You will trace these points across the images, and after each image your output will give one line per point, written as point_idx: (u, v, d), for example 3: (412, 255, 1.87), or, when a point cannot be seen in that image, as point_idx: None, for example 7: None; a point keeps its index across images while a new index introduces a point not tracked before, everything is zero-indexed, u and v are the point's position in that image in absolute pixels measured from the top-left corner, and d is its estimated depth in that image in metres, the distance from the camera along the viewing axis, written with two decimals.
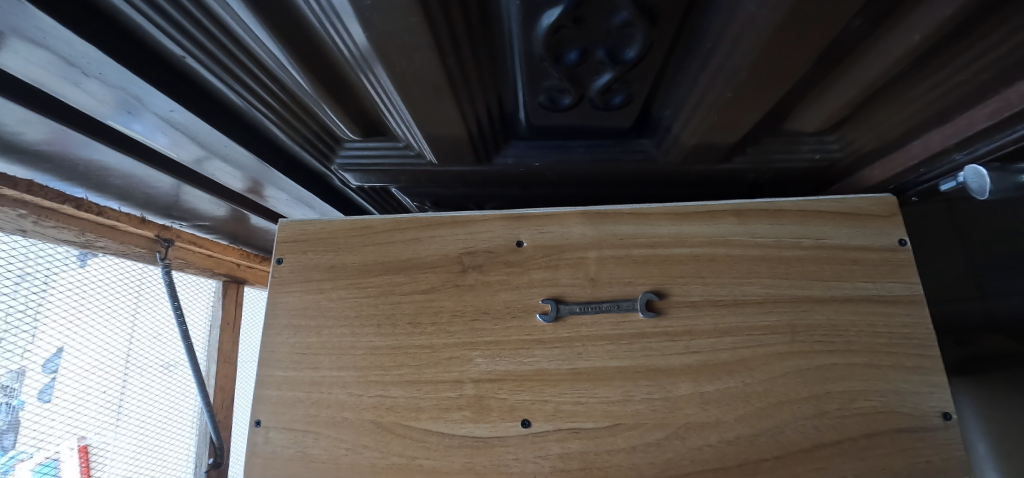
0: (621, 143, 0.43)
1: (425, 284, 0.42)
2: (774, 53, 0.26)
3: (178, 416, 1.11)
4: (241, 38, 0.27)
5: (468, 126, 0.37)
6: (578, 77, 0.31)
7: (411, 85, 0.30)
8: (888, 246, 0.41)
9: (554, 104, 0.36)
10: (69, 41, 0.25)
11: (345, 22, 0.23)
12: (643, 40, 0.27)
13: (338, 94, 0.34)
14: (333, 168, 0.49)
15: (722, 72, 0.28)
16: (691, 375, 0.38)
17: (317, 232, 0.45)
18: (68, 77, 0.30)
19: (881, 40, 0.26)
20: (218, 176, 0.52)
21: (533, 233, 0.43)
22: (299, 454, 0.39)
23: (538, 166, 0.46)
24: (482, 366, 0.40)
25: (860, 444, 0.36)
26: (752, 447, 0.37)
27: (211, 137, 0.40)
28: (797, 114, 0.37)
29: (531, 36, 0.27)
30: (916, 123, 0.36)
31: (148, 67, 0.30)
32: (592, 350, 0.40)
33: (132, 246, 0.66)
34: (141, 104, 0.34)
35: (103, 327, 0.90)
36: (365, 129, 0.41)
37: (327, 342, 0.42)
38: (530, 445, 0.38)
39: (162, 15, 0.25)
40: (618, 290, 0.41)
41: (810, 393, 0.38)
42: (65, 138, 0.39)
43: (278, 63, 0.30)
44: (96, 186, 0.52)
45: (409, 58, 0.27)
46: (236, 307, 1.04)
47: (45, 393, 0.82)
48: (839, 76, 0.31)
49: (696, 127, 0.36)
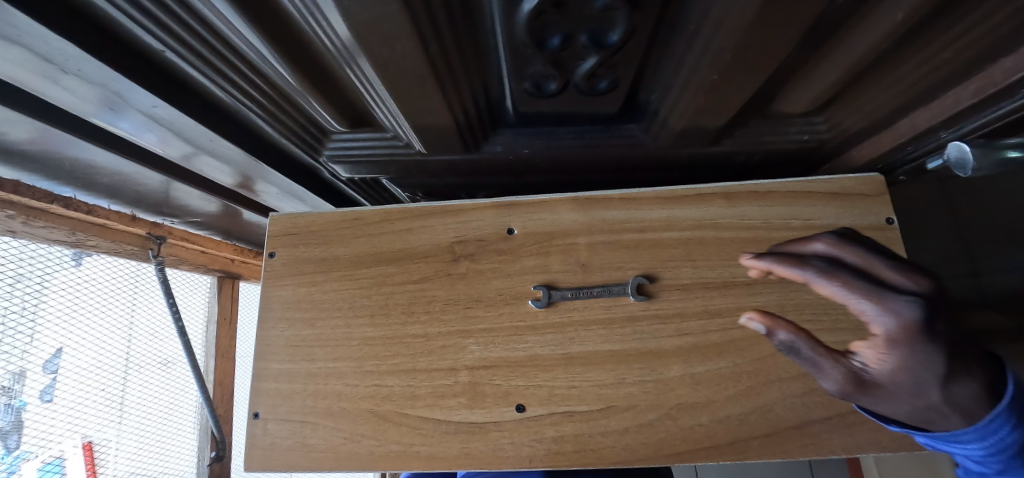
0: (610, 129, 0.42)
1: (417, 274, 0.43)
2: (756, 33, 0.26)
3: (178, 412, 1.09)
4: (219, 30, 0.27)
5: (455, 115, 0.37)
6: (563, 62, 0.31)
7: (394, 72, 0.30)
8: (875, 225, 0.41)
9: (540, 91, 0.35)
10: (45, 37, 0.25)
11: (324, 12, 0.23)
12: (626, 23, 0.27)
13: (321, 84, 0.34)
14: (322, 160, 0.49)
15: (707, 53, 0.28)
16: (682, 357, 0.39)
17: (307, 225, 0.45)
18: (47, 74, 0.29)
19: (865, 16, 0.26)
20: (207, 171, 0.51)
21: (523, 221, 0.43)
22: (297, 444, 0.40)
23: (527, 154, 0.45)
24: (476, 353, 0.40)
25: (847, 419, 0.37)
26: (743, 425, 0.37)
27: (197, 131, 0.40)
28: (785, 94, 0.37)
29: (513, 21, 0.27)
30: (903, 102, 0.36)
31: (127, 62, 0.30)
32: (584, 335, 0.40)
33: (123, 244, 0.65)
34: (123, 100, 0.34)
35: (102, 324, 0.89)
36: (350, 120, 0.41)
37: (322, 334, 0.42)
38: (524, 429, 0.38)
39: (139, 9, 0.25)
40: (609, 275, 0.41)
41: (799, 372, 0.38)
42: (49, 136, 0.39)
43: (259, 54, 0.29)
44: (85, 185, 0.52)
45: (390, 46, 0.26)
46: (232, 302, 1.05)
47: (47, 393, 0.82)
48: (823, 55, 0.31)
49: (683, 111, 0.36)
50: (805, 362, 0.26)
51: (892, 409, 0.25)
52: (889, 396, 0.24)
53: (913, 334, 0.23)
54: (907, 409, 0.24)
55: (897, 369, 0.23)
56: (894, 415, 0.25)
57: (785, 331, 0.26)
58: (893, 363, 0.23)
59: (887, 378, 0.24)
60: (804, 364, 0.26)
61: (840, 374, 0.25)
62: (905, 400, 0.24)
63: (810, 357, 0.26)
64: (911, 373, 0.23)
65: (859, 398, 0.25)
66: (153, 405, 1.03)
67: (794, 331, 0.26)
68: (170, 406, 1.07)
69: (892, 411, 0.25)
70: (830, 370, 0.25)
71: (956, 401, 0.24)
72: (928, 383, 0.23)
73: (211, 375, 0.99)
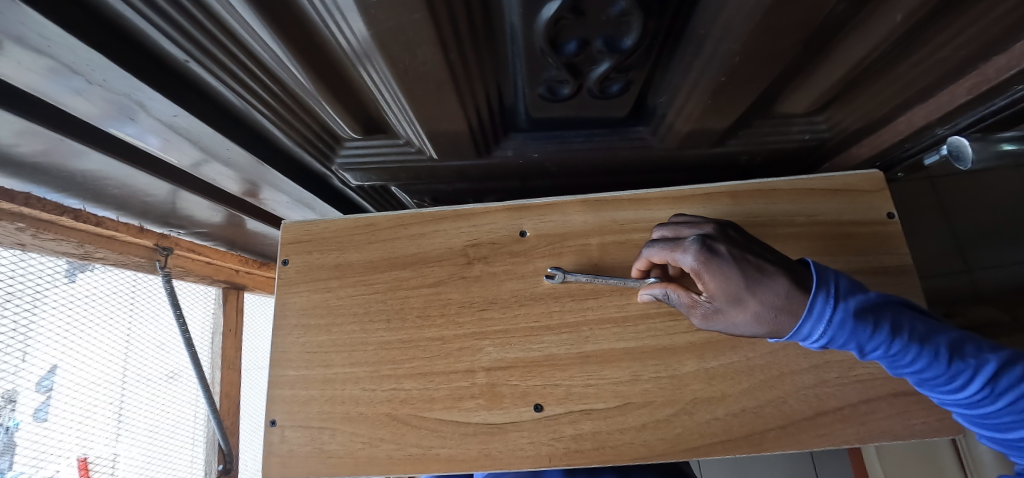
0: (617, 131, 0.44)
1: (432, 278, 0.43)
2: (764, 37, 0.27)
3: (185, 424, 1.07)
4: (242, 37, 0.27)
5: (469, 121, 0.37)
6: (576, 67, 0.32)
7: (413, 79, 0.30)
8: (877, 220, 0.42)
9: (552, 95, 0.36)
10: (73, 47, 0.25)
11: (349, 18, 0.24)
12: (640, 28, 0.28)
13: (337, 90, 0.34)
14: (333, 168, 0.50)
15: (715, 57, 0.29)
16: (696, 353, 0.40)
17: (321, 232, 0.45)
18: (70, 83, 0.30)
19: (866, 19, 0.27)
20: (217, 180, 0.52)
21: (535, 223, 0.44)
22: (316, 450, 0.40)
23: (536, 158, 0.46)
24: (492, 354, 0.41)
25: (859, 409, 0.38)
26: (758, 418, 0.38)
27: (213, 139, 0.40)
28: (789, 95, 0.38)
29: (532, 27, 0.28)
30: (901, 100, 0.37)
31: (149, 70, 0.30)
32: (599, 334, 0.41)
33: (130, 256, 0.65)
34: (142, 109, 0.34)
35: (101, 339, 0.88)
36: (364, 127, 0.41)
37: (338, 339, 0.42)
38: (543, 428, 0.39)
39: (166, 18, 0.25)
40: (621, 274, 0.42)
41: (810, 364, 0.39)
42: (61, 148, 0.39)
43: (279, 61, 0.30)
44: (94, 197, 0.52)
45: (413, 52, 0.27)
46: (237, 314, 1.04)
47: (42, 412, 0.80)
48: (825, 57, 0.32)
49: (691, 113, 0.37)
50: (681, 308, 0.35)
51: (742, 324, 0.32)
52: (732, 315, 0.32)
53: (699, 260, 0.32)
54: (751, 313, 0.31)
55: (712, 286, 0.32)
56: (754, 332, 0.32)
57: (656, 288, 0.37)
58: (707, 284, 0.32)
59: (715, 299, 0.32)
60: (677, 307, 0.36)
61: (693, 309, 0.34)
62: (750, 304, 0.31)
63: (677, 303, 0.35)
64: (723, 289, 0.31)
65: (730, 314, 0.32)
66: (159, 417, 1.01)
67: (663, 288, 0.36)
68: (177, 418, 1.06)
69: (746, 326, 0.32)
70: (690, 309, 0.34)
71: (772, 303, 0.30)
72: (742, 290, 0.31)
73: (217, 387, 0.99)
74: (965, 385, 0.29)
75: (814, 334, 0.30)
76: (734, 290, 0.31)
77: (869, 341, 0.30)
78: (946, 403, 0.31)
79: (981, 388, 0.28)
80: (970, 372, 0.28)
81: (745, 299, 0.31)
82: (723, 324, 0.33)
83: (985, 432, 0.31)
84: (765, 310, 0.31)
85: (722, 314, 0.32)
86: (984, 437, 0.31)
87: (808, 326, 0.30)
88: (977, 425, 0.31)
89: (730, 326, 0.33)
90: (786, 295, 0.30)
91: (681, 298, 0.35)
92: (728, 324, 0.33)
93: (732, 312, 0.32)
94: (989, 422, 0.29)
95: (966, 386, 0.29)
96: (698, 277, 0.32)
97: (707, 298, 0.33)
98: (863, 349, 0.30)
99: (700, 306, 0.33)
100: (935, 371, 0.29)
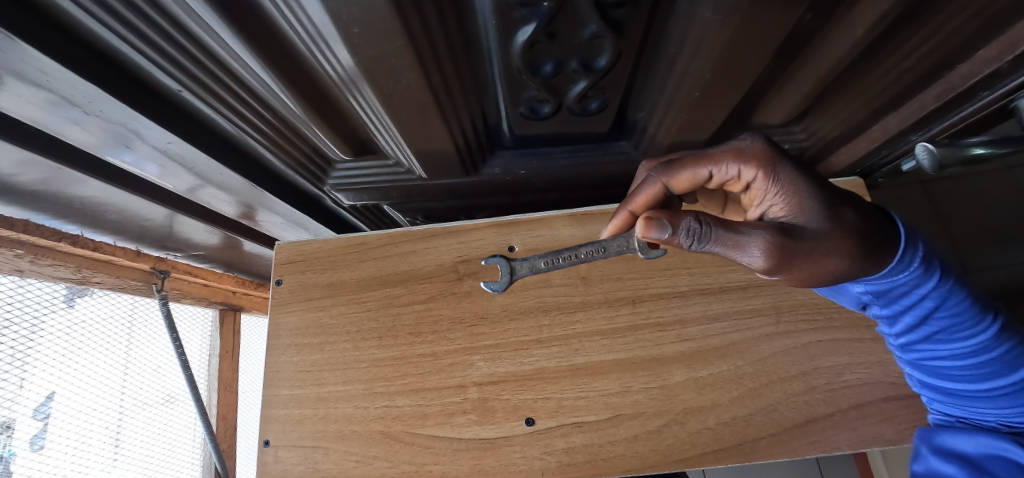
0: (601, 146, 0.45)
1: (423, 295, 0.44)
2: (731, 54, 0.28)
3: (178, 447, 1.06)
4: (231, 66, 0.29)
5: (455, 141, 0.39)
6: (554, 87, 0.34)
7: (398, 103, 0.32)
8: None
9: (534, 114, 0.38)
10: (70, 81, 0.26)
11: (334, 48, 0.25)
12: (612, 50, 0.29)
13: (326, 114, 0.36)
14: (326, 189, 0.51)
15: (688, 73, 0.31)
16: (684, 362, 0.40)
17: (314, 251, 0.46)
18: (67, 113, 0.31)
19: (829, 33, 0.29)
20: (212, 203, 0.53)
21: (524, 237, 0.44)
22: (310, 470, 0.40)
23: (524, 174, 0.47)
24: (483, 369, 0.41)
25: (850, 415, 0.38)
26: (749, 427, 0.38)
27: (206, 164, 0.41)
28: (764, 106, 0.39)
29: (509, 52, 0.29)
30: (873, 109, 0.38)
31: (143, 101, 0.31)
32: (588, 346, 0.41)
33: (127, 279, 0.65)
34: (137, 137, 0.35)
35: (97, 365, 0.88)
36: (354, 148, 0.43)
37: (330, 358, 0.43)
38: (535, 442, 0.39)
39: (162, 52, 0.27)
40: (609, 286, 0.43)
41: (799, 371, 0.39)
42: (60, 177, 0.40)
43: (269, 89, 0.31)
44: (92, 222, 0.53)
45: (396, 78, 0.28)
46: (234, 336, 1.04)
47: (37, 440, 0.78)
48: (795, 69, 0.33)
49: (669, 126, 0.39)
50: (729, 240, 0.25)
51: (824, 250, 0.26)
52: (809, 231, 0.26)
53: (778, 156, 0.27)
54: (829, 231, 0.26)
55: (790, 187, 0.27)
56: (831, 262, 0.27)
57: (684, 216, 0.25)
58: (788, 183, 0.27)
59: (797, 204, 0.27)
60: (718, 244, 0.25)
61: (756, 236, 0.25)
62: (827, 216, 0.26)
63: (718, 233, 0.25)
64: (809, 189, 0.27)
65: (806, 231, 0.26)
66: (154, 442, 1.00)
67: (697, 214, 0.25)
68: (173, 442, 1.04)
69: (825, 254, 0.26)
70: (739, 238, 0.25)
71: (851, 224, 0.27)
72: (835, 195, 0.27)
73: (213, 409, 0.99)
74: (979, 324, 0.33)
75: (902, 267, 0.31)
76: (833, 195, 0.27)
77: (946, 277, 0.32)
78: (934, 356, 0.34)
79: (990, 326, 0.33)
80: (987, 314, 0.33)
81: (846, 210, 0.27)
82: (804, 253, 0.26)
83: (951, 383, 0.35)
84: (859, 223, 0.27)
85: (810, 230, 0.26)
86: (944, 393, 0.35)
87: (919, 254, 0.31)
88: (943, 377, 0.35)
89: (812, 255, 0.26)
90: (897, 224, 0.31)
91: (732, 224, 0.25)
92: (807, 258, 0.26)
93: (820, 228, 0.26)
94: (970, 368, 0.34)
95: (981, 327, 0.33)
96: (776, 177, 0.27)
97: (788, 207, 0.27)
98: (934, 284, 0.32)
99: (776, 224, 0.26)
100: (967, 314, 0.33)
